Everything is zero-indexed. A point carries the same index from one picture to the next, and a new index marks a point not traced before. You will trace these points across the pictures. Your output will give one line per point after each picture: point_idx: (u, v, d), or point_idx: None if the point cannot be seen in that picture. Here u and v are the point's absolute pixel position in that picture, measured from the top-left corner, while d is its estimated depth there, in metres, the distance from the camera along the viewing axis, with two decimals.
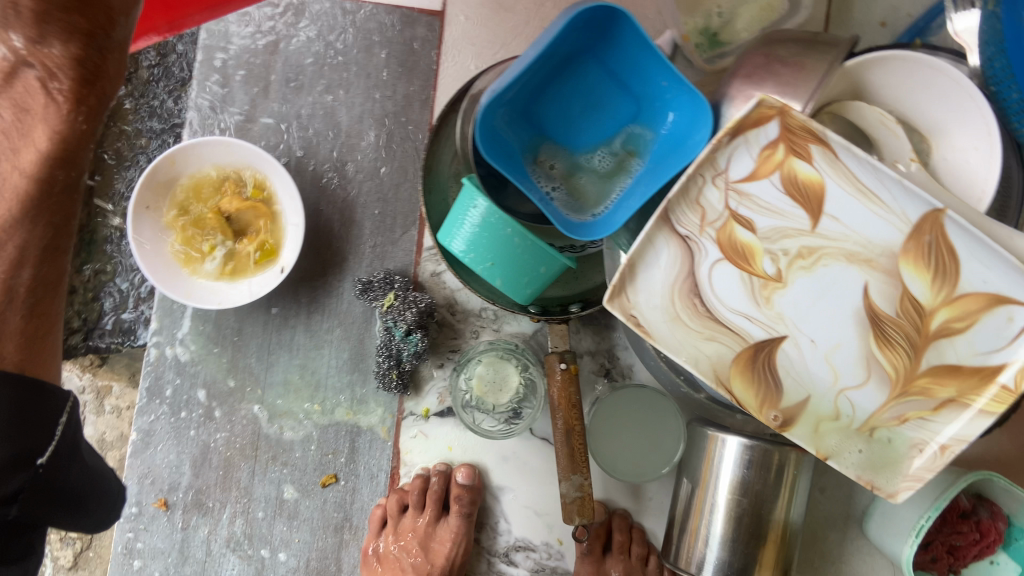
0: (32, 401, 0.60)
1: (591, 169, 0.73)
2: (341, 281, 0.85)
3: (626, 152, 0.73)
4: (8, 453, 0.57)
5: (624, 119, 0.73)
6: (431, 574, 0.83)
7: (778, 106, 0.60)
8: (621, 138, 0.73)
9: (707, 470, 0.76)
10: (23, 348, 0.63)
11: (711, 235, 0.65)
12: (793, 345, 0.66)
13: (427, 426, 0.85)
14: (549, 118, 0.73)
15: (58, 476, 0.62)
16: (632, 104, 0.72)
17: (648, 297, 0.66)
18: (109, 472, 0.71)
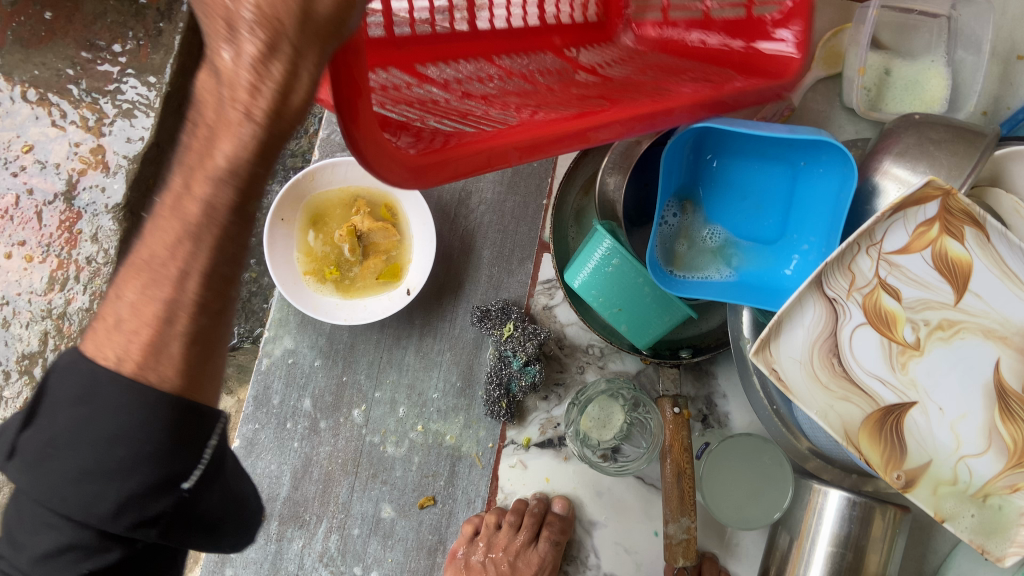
0: (188, 428, 0.52)
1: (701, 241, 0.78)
2: (456, 307, 0.86)
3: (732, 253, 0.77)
4: (153, 476, 0.51)
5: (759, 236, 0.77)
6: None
7: (945, 189, 0.63)
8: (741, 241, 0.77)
9: (808, 520, 0.78)
10: (188, 373, 0.52)
11: (857, 300, 0.68)
12: (921, 411, 0.69)
13: (527, 455, 0.86)
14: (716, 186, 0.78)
15: (202, 502, 0.55)
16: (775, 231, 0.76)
17: (789, 353, 0.69)
18: (251, 495, 0.63)
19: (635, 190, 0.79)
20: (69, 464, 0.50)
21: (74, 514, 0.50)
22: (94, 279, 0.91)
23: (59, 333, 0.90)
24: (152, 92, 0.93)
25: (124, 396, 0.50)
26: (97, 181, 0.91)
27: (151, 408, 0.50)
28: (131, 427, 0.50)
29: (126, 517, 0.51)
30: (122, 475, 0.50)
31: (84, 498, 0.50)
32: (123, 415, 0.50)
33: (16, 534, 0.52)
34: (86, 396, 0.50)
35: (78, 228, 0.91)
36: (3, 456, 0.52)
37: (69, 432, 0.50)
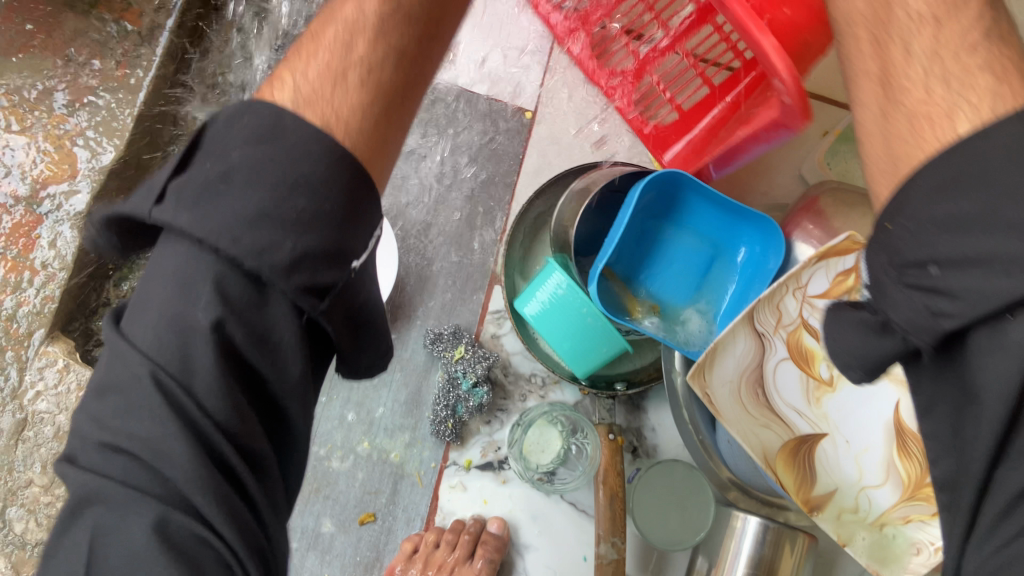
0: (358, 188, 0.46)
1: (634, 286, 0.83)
2: (410, 330, 0.91)
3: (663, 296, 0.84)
4: (327, 235, 0.44)
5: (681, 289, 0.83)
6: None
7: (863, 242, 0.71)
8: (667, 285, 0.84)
9: (728, 543, 0.83)
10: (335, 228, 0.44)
11: (783, 336, 0.76)
12: (830, 442, 0.78)
13: (467, 476, 0.90)
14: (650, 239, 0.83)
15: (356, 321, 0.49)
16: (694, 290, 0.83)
17: (720, 380, 0.76)
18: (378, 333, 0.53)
19: (587, 230, 0.85)
20: (255, 168, 0.43)
21: (243, 261, 0.41)
22: (48, 284, 0.92)
23: (4, 334, 0.90)
24: (126, 111, 0.97)
25: (310, 138, 0.45)
26: (60, 189, 0.94)
27: (339, 159, 0.45)
28: (317, 176, 0.44)
29: (298, 277, 0.42)
30: (297, 226, 0.42)
31: (258, 243, 0.41)
32: (306, 162, 0.44)
33: (172, 296, 0.42)
34: (276, 128, 0.45)
35: (36, 232, 0.92)
36: (149, 204, 0.43)
37: (246, 165, 0.43)
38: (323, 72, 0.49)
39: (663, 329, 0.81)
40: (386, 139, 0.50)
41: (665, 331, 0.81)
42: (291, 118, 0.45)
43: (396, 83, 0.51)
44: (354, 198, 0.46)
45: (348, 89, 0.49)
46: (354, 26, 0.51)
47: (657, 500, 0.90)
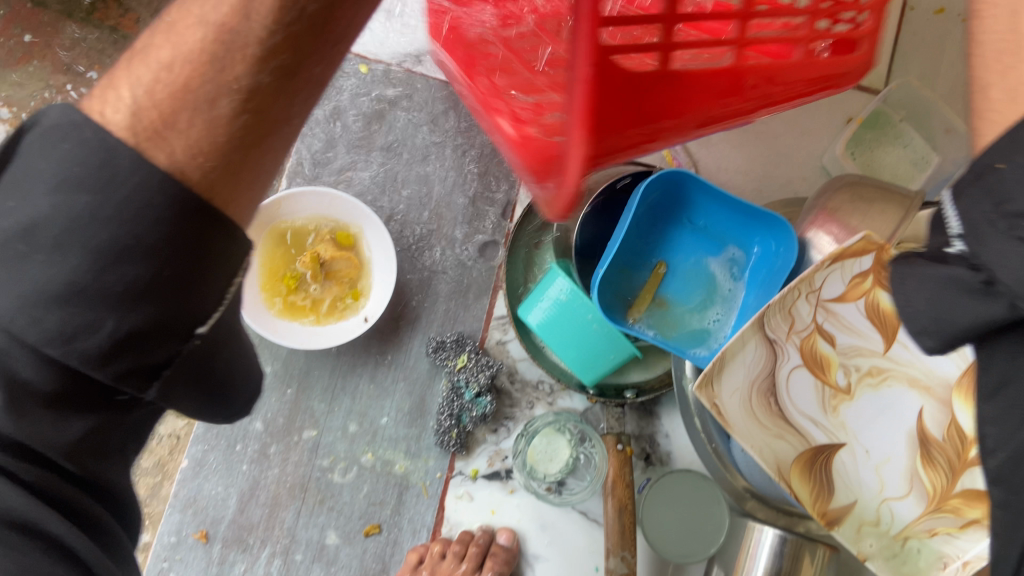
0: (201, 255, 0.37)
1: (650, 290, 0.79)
2: (412, 337, 0.89)
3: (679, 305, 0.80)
4: (156, 313, 0.37)
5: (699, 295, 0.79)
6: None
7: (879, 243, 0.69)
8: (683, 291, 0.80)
9: (744, 556, 0.80)
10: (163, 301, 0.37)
11: (795, 342, 0.72)
12: (847, 452, 0.73)
13: (473, 486, 0.88)
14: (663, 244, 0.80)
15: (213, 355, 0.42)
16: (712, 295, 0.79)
17: (729, 389, 0.71)
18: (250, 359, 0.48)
19: (588, 230, 0.80)
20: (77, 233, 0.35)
21: (47, 346, 0.36)
22: None
23: None
24: None
25: (139, 193, 0.35)
26: None
27: (176, 239, 0.36)
28: (147, 243, 0.36)
29: (117, 364, 0.37)
30: (116, 306, 0.36)
31: (63, 324, 0.36)
32: (146, 218, 0.35)
33: None
34: (104, 170, 0.35)
35: None
36: None
37: (58, 217, 0.35)
38: (168, 61, 0.37)
39: (650, 321, 0.79)
40: (250, 161, 0.39)
41: (652, 323, 0.78)
42: (125, 157, 0.35)
43: (265, 96, 0.37)
44: (194, 251, 0.37)
45: (190, 127, 0.37)
46: (180, 37, 0.37)
47: (670, 510, 0.86)
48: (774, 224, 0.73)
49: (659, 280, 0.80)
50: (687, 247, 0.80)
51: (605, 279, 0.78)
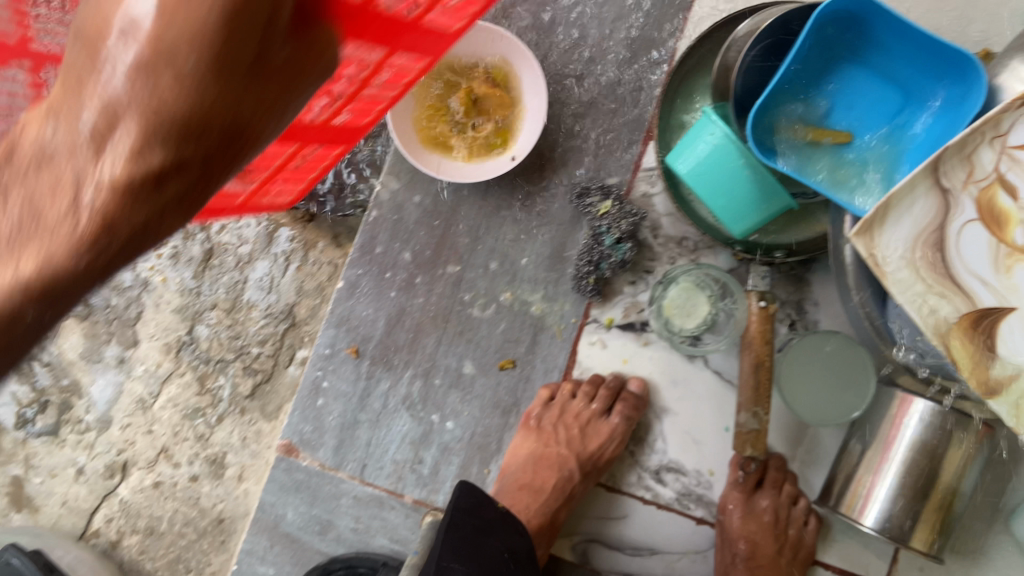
0: None
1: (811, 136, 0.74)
2: (558, 181, 0.89)
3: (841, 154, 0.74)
4: None
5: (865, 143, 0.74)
6: (580, 457, 0.86)
7: None
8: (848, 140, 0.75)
9: (887, 426, 0.77)
10: None
11: (972, 194, 0.66)
12: (1020, 317, 0.66)
13: (607, 334, 0.89)
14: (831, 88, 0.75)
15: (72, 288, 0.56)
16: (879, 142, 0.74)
17: (893, 240, 0.68)
18: None
19: (752, 69, 0.76)
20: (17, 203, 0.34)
21: None
22: None
23: None
24: None
25: None
26: None
27: None
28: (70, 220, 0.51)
29: None
30: None
31: None
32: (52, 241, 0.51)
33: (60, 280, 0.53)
34: None
35: None
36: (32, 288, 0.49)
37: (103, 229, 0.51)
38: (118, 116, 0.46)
39: (803, 161, 0.74)
40: None
41: (805, 164, 0.73)
42: None
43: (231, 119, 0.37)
44: None
45: None
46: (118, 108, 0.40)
47: (813, 376, 0.82)
48: (949, 54, 0.66)
49: (819, 122, 0.75)
50: (858, 92, 0.75)
51: (761, 112, 0.73)
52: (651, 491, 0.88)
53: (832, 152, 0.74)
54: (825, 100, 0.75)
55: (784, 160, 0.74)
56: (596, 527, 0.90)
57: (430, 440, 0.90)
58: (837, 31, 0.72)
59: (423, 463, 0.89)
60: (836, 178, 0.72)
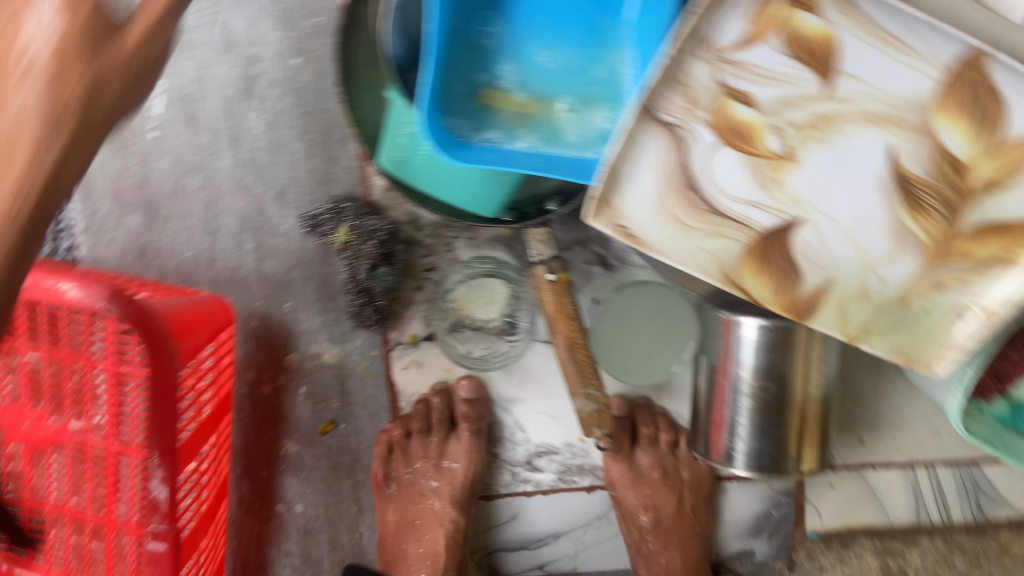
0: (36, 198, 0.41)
1: (506, 86, 0.60)
2: (285, 214, 0.75)
3: (552, 87, 0.60)
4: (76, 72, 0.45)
5: (574, 64, 0.60)
6: (455, 498, 0.77)
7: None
8: (556, 65, 0.60)
9: (727, 356, 0.68)
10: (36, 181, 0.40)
11: (703, 118, 0.52)
12: (811, 227, 0.56)
13: (416, 352, 0.78)
14: (508, 10, 0.59)
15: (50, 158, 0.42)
16: (588, 56, 0.59)
17: (637, 201, 0.55)
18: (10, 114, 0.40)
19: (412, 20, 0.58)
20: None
21: None
22: None
23: None
24: None
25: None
26: None
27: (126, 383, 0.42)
28: None
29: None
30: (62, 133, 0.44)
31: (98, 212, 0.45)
32: None
33: None
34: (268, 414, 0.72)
35: None
36: None
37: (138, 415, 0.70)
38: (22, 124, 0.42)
39: (549, 129, 0.60)
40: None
41: (552, 133, 0.60)
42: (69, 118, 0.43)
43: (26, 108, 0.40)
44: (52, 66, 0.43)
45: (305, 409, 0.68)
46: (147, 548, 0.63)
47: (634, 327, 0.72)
48: None
49: (526, 64, 0.60)
50: (546, 7, 0.59)
51: (461, 103, 0.59)
52: (531, 482, 0.82)
53: (541, 91, 0.60)
54: (520, 34, 0.59)
55: (488, 133, 0.59)
56: (497, 535, 0.83)
57: (287, 529, 0.81)
58: None
59: (290, 554, 0.82)
60: (552, 128, 0.60)
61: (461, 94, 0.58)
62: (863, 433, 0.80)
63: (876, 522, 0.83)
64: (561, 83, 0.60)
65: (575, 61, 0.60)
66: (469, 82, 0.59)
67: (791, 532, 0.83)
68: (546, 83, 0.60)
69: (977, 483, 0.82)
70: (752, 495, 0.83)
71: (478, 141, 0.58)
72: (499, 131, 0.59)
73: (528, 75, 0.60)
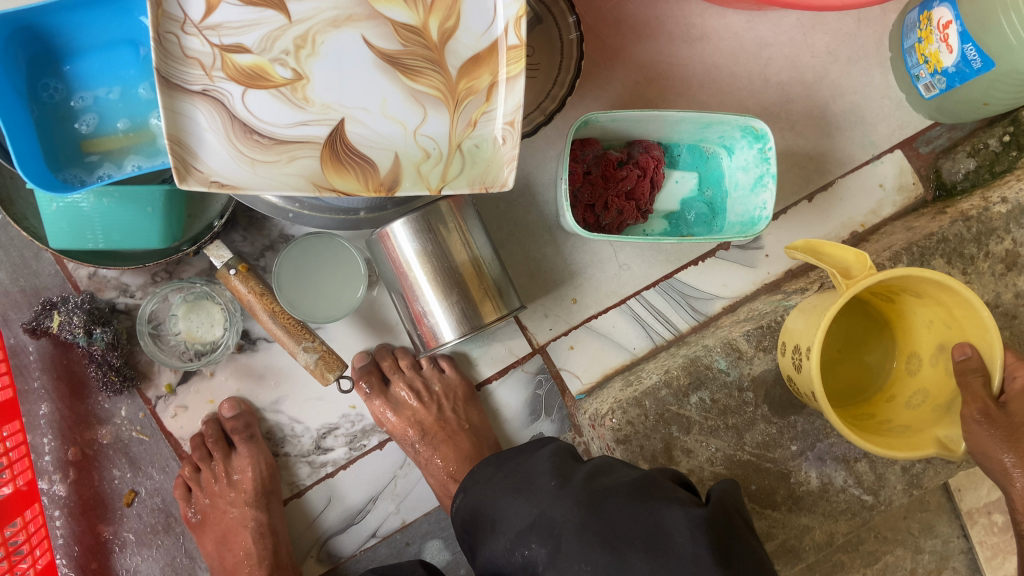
0: None
1: (99, 130, 0.73)
2: (15, 334, 0.86)
3: (135, 117, 0.74)
4: None
5: (144, 89, 0.74)
6: (248, 500, 0.86)
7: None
8: (128, 98, 0.74)
9: (396, 260, 0.80)
10: None
11: (222, 76, 0.67)
12: (356, 121, 0.70)
13: (177, 398, 0.88)
14: (70, 72, 0.72)
15: None
16: (149, 80, 0.74)
17: (216, 159, 0.68)
18: None
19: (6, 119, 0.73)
20: None
21: None
22: None
23: None
24: None
25: None
26: None
27: None
28: None
29: None
30: None
31: None
32: None
33: None
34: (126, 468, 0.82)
35: None
36: None
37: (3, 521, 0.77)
38: None
39: (149, 149, 0.74)
40: None
41: (151, 151, 0.74)
42: None
43: None
44: None
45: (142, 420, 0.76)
46: None
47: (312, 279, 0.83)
48: None
49: (107, 108, 0.73)
50: (100, 64, 0.73)
51: (69, 159, 0.73)
52: (329, 462, 0.90)
53: (128, 123, 0.74)
54: (92, 92, 0.73)
55: (99, 173, 0.73)
56: (323, 524, 0.91)
57: None
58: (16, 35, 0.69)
59: None
60: (149, 146, 0.74)
61: (66, 154, 0.72)
62: (572, 292, 0.93)
63: (624, 361, 0.94)
64: (140, 109, 0.74)
65: (143, 91, 0.74)
66: (67, 142, 0.72)
67: (562, 401, 0.93)
68: (130, 115, 0.74)
69: (679, 288, 0.95)
70: (514, 386, 0.93)
71: (92, 181, 0.72)
72: (108, 168, 0.73)
73: (113, 115, 0.73)
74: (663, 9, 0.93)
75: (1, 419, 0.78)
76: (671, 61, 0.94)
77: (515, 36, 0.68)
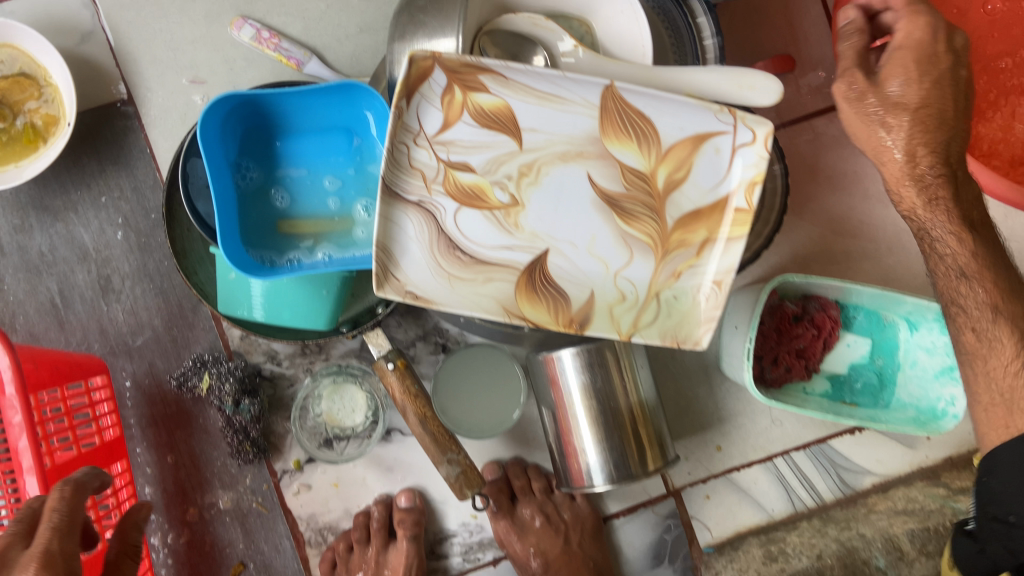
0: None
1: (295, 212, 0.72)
2: (162, 384, 0.85)
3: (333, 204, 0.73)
4: None
5: (347, 178, 0.73)
6: None
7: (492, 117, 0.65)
8: (330, 184, 0.73)
9: (557, 391, 0.77)
10: None
11: (440, 189, 0.65)
12: (559, 253, 0.67)
13: (303, 477, 0.85)
14: (281, 150, 0.72)
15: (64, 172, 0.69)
16: (354, 170, 0.73)
17: (415, 270, 0.66)
18: None
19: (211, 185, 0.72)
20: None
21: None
22: None
23: None
24: None
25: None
26: None
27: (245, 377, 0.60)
28: None
29: None
30: None
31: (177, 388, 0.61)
32: None
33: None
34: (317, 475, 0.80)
35: None
36: None
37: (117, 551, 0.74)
38: None
39: (341, 238, 0.72)
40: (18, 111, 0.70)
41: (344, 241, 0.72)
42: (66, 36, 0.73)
43: None
44: None
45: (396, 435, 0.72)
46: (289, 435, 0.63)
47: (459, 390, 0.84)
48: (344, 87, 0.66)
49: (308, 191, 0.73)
50: (312, 146, 0.72)
51: (263, 235, 0.71)
52: (439, 570, 0.87)
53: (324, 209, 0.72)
54: (299, 172, 0.72)
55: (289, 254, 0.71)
56: None
57: None
58: (244, 111, 0.68)
59: None
60: (341, 235, 0.72)
61: (260, 230, 0.71)
62: (718, 439, 0.89)
63: (759, 522, 0.89)
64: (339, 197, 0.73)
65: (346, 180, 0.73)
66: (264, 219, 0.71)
67: (688, 552, 0.88)
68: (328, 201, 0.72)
69: (829, 456, 0.89)
70: (641, 526, 0.89)
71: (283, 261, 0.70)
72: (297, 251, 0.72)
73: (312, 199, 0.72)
74: (863, 165, 0.89)
75: (105, 457, 0.73)
76: (860, 218, 0.90)
77: (745, 200, 0.65)
